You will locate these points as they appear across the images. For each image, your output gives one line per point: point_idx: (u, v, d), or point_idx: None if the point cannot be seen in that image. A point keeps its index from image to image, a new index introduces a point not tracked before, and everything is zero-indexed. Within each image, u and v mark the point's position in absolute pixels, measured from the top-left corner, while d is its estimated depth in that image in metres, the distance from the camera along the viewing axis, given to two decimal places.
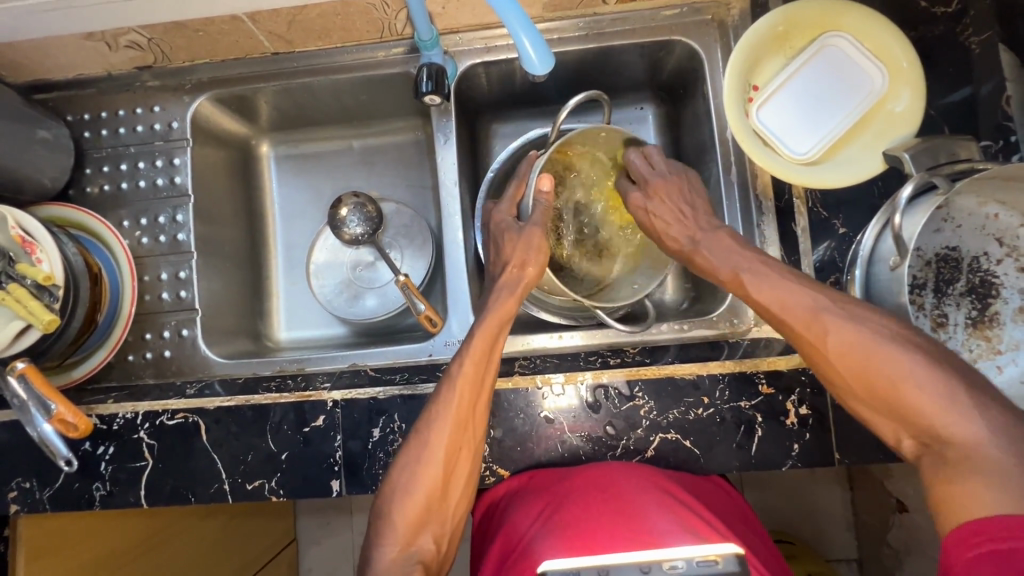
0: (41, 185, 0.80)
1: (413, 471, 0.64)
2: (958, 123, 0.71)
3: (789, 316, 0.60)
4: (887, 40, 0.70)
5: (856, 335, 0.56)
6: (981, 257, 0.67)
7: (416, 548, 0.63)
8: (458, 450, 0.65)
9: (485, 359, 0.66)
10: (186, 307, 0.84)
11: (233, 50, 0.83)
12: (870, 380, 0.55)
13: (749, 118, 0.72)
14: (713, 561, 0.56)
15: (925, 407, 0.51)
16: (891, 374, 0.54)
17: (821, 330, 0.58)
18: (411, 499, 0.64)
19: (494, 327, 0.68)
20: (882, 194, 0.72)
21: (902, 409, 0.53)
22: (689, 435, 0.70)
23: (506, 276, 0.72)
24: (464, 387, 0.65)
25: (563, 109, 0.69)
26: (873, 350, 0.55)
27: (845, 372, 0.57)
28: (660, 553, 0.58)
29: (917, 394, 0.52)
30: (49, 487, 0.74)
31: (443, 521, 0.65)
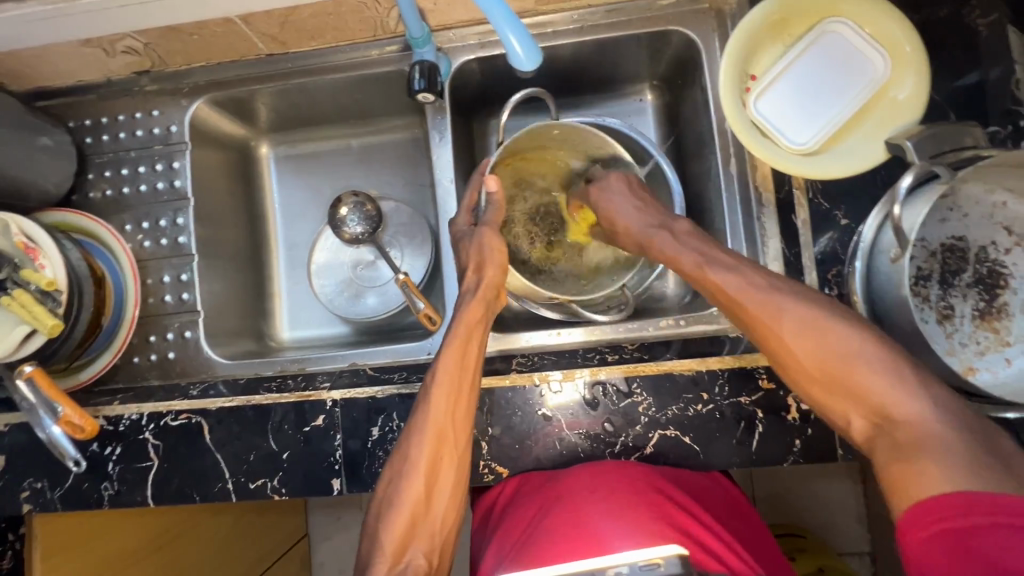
0: (45, 191, 0.81)
1: (397, 485, 0.65)
2: (967, 108, 0.69)
3: (751, 307, 0.61)
4: (890, 24, 0.67)
5: (808, 327, 0.59)
6: (989, 246, 0.65)
7: (407, 563, 0.62)
8: (439, 460, 0.65)
9: (456, 370, 0.67)
10: (188, 309, 0.85)
11: (228, 52, 0.83)
12: (823, 365, 0.57)
13: (746, 109, 0.70)
14: (656, 564, 0.55)
15: (871, 385, 0.55)
16: (844, 355, 0.57)
17: (775, 313, 0.60)
18: (398, 512, 0.64)
19: (464, 337, 0.68)
20: (885, 183, 0.70)
21: (852, 389, 0.56)
22: (689, 431, 0.69)
23: (468, 283, 0.74)
24: (439, 397, 0.65)
25: (506, 105, 0.75)
26: (823, 338, 0.58)
27: (804, 360, 0.59)
28: (606, 560, 0.57)
29: (866, 374, 0.55)
30: (60, 487, 0.76)
31: (432, 534, 0.64)
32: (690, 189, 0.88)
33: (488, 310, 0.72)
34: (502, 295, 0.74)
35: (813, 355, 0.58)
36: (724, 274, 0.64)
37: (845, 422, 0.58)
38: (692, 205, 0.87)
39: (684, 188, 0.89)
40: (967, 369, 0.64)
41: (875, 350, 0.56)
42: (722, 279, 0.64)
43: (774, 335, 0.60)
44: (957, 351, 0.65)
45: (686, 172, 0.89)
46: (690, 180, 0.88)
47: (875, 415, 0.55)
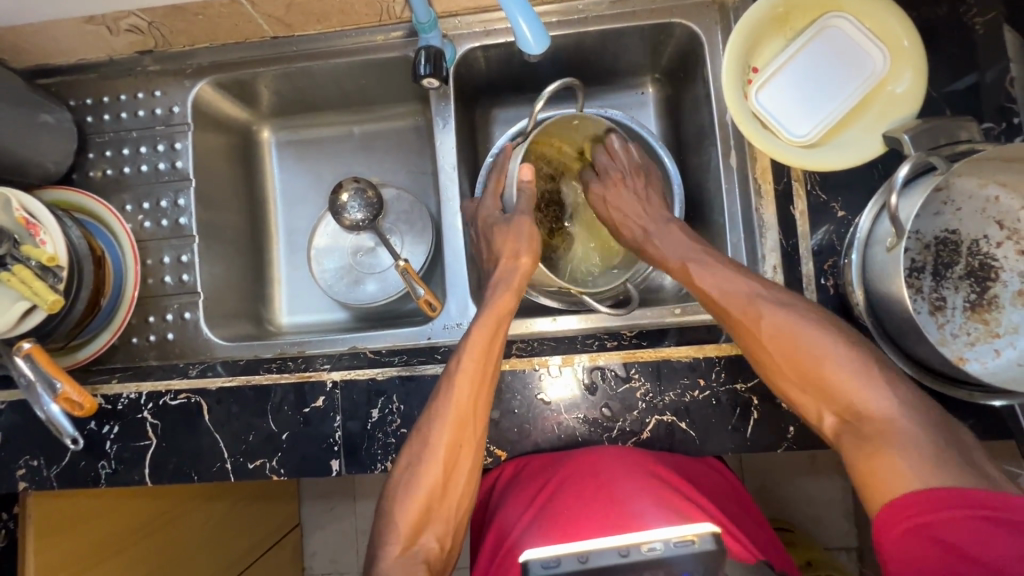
0: (45, 168, 0.81)
1: (416, 467, 0.65)
2: (962, 104, 0.70)
3: (728, 307, 0.67)
4: (889, 20, 0.69)
5: (784, 326, 0.64)
6: (981, 240, 0.67)
7: (419, 547, 0.64)
8: (459, 447, 0.66)
9: (482, 360, 0.67)
10: (188, 290, 0.84)
11: (232, 34, 0.83)
12: (794, 364, 0.63)
13: (747, 101, 0.71)
14: (690, 541, 0.56)
15: (847, 382, 0.60)
16: (817, 357, 0.62)
17: (756, 318, 0.65)
18: (414, 495, 0.65)
19: (494, 323, 0.70)
20: (882, 176, 0.71)
21: (825, 387, 0.61)
22: (685, 417, 0.70)
23: (502, 270, 0.75)
24: (464, 382, 0.66)
25: (540, 99, 0.72)
26: (801, 342, 0.63)
27: (778, 359, 0.64)
28: (639, 536, 0.59)
29: (838, 372, 0.61)
30: (56, 465, 0.75)
31: (446, 518, 0.66)
32: (689, 182, 0.89)
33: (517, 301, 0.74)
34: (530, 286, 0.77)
35: (790, 356, 0.63)
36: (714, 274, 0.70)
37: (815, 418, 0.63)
38: (691, 197, 0.89)
39: (683, 181, 0.90)
40: (958, 358, 0.65)
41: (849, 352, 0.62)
42: (710, 280, 0.70)
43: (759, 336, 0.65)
44: (948, 341, 0.66)
45: (685, 165, 0.90)
46: (689, 172, 0.89)
47: (846, 415, 0.60)
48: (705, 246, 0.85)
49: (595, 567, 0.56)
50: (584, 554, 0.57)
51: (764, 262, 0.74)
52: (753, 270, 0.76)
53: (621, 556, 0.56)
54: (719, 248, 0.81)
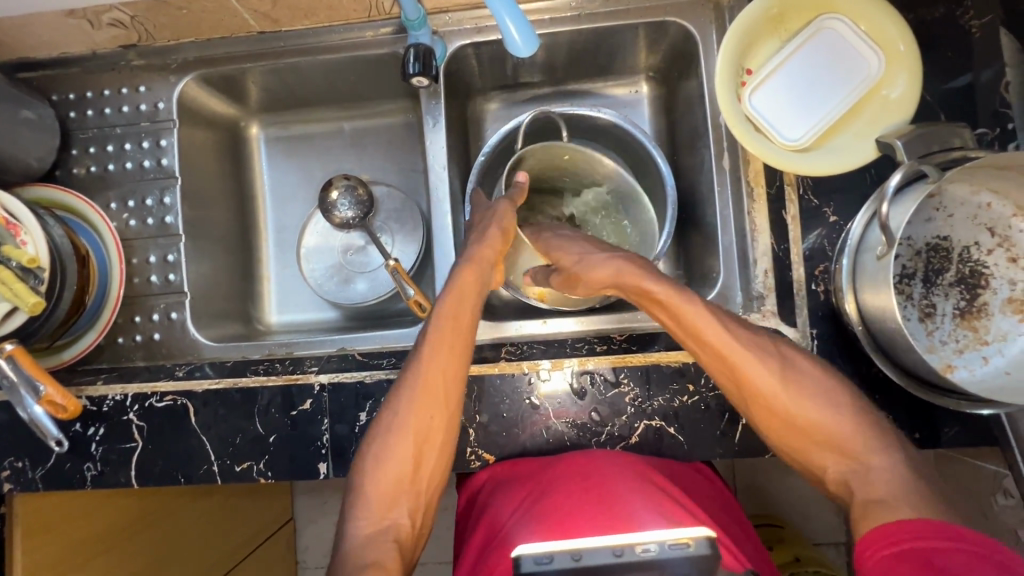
0: (27, 165, 0.79)
1: (385, 440, 0.64)
2: (957, 108, 0.69)
3: (731, 351, 0.62)
4: (885, 24, 0.68)
5: (787, 378, 0.62)
6: (973, 246, 0.67)
7: (391, 524, 0.61)
8: (429, 419, 0.64)
9: (452, 330, 0.67)
10: (174, 290, 0.83)
11: (218, 29, 0.81)
12: (799, 414, 0.62)
13: (740, 103, 0.70)
14: (686, 544, 0.56)
15: (847, 435, 0.60)
16: (818, 409, 0.61)
17: (757, 367, 0.62)
18: (384, 470, 0.63)
19: (462, 298, 0.69)
20: (874, 182, 0.71)
21: (826, 436, 0.61)
22: (674, 422, 0.70)
23: (470, 247, 0.73)
24: (435, 353, 0.66)
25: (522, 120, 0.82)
26: (802, 392, 0.62)
27: (783, 411, 0.62)
28: (634, 536, 0.58)
29: (840, 423, 0.61)
30: (42, 466, 0.75)
31: (418, 494, 0.63)
32: (682, 183, 0.88)
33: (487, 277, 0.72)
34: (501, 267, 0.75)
35: (796, 405, 0.62)
36: (717, 330, 0.62)
37: (816, 467, 0.62)
38: (684, 198, 0.88)
39: (677, 181, 0.89)
40: (946, 366, 0.65)
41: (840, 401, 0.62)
42: (706, 325, 0.62)
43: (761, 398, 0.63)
44: (937, 348, 0.66)
45: (678, 165, 0.89)
46: (683, 173, 0.88)
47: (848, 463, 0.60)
48: (697, 247, 0.85)
49: (587, 565, 0.56)
50: (579, 551, 0.57)
51: (755, 267, 0.74)
52: (744, 274, 0.75)
53: (615, 556, 0.56)
54: (711, 250, 0.81)
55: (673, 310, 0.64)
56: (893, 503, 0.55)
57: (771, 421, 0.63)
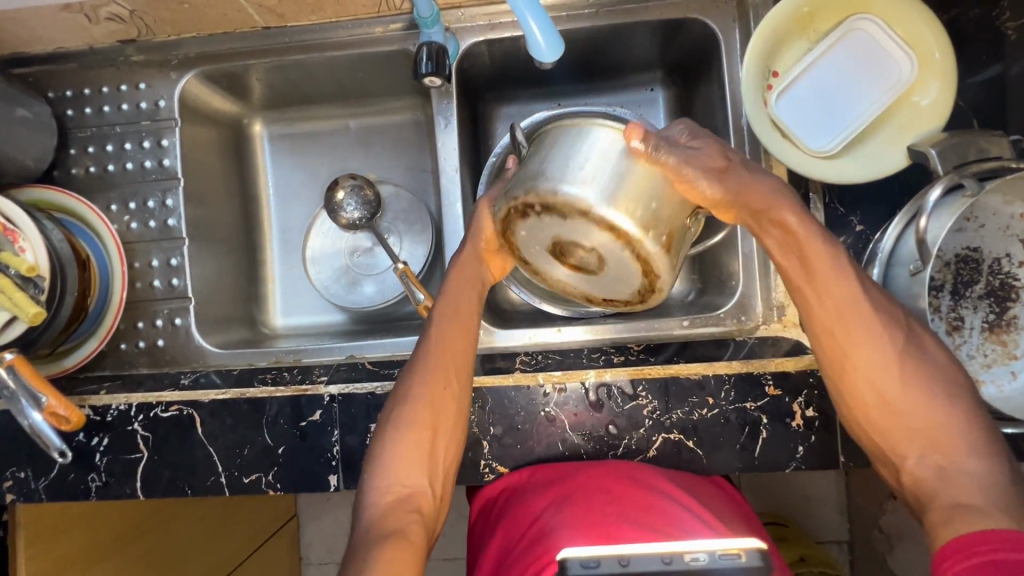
0: (23, 166, 0.76)
1: (399, 409, 0.61)
2: (988, 115, 0.67)
3: (840, 297, 0.55)
4: (918, 26, 0.65)
5: (897, 355, 0.54)
6: (1004, 258, 0.65)
7: (410, 495, 0.58)
8: (443, 391, 0.62)
9: (461, 298, 0.67)
10: (178, 295, 0.81)
11: (221, 24, 0.78)
12: (895, 397, 0.54)
13: (766, 107, 0.68)
14: (736, 554, 0.49)
15: (950, 435, 0.52)
16: (925, 397, 0.53)
17: (867, 333, 0.54)
18: (400, 440, 0.60)
19: (468, 264, 0.69)
20: (902, 191, 0.68)
21: (927, 432, 0.52)
22: (694, 435, 0.69)
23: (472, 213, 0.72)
24: (445, 317, 0.65)
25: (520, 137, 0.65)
26: (910, 376, 0.53)
27: (885, 389, 0.54)
28: (678, 546, 0.51)
29: (949, 418, 0.52)
30: (45, 477, 0.73)
31: (435, 466, 0.60)
32: None
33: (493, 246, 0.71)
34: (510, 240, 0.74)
35: (897, 384, 0.54)
36: (837, 265, 0.55)
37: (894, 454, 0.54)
38: None
39: None
40: (973, 381, 0.64)
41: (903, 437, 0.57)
42: (818, 261, 0.56)
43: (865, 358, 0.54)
44: (964, 363, 0.65)
45: None
46: None
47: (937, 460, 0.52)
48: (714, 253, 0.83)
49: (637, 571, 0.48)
50: (625, 557, 0.50)
51: None
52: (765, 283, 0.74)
53: (664, 565, 0.49)
54: (730, 256, 0.79)
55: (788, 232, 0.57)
56: (979, 505, 0.48)
57: (867, 398, 0.55)
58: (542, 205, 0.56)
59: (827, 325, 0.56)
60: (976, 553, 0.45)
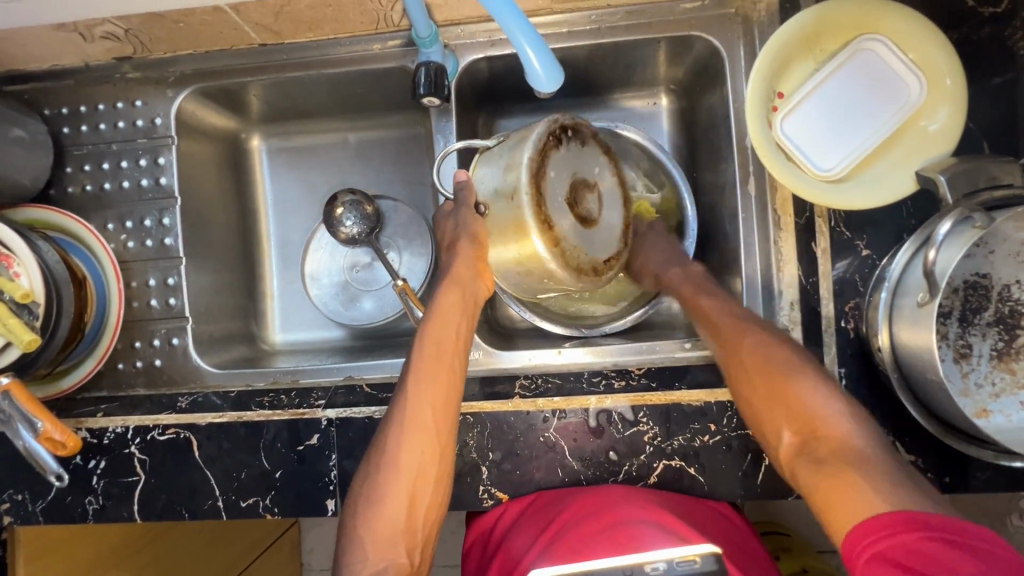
0: (19, 186, 0.75)
1: (377, 482, 0.63)
2: (999, 137, 0.66)
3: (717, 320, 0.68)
4: (929, 48, 0.63)
5: (766, 342, 0.64)
6: (1013, 284, 0.64)
7: (388, 564, 0.61)
8: (421, 461, 0.64)
9: (434, 361, 0.66)
10: (175, 315, 0.81)
11: (217, 41, 0.77)
12: (767, 373, 0.62)
13: (771, 129, 0.66)
14: (692, 560, 0.56)
15: (819, 416, 0.59)
16: (792, 386, 0.61)
17: (740, 332, 0.65)
18: (378, 510, 0.63)
19: (439, 327, 0.67)
20: (911, 215, 0.67)
21: (789, 404, 0.60)
22: (695, 462, 0.68)
23: (444, 261, 0.70)
24: (418, 386, 0.65)
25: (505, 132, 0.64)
26: (771, 350, 0.63)
27: (753, 371, 0.63)
28: (642, 555, 0.57)
29: (815, 397, 0.60)
30: (42, 499, 0.73)
31: (412, 531, 0.63)
32: (703, 201, 0.85)
33: (473, 292, 0.70)
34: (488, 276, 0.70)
35: (761, 362, 0.63)
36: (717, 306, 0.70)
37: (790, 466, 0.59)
38: (703, 217, 0.85)
39: (697, 200, 0.86)
40: (981, 411, 0.62)
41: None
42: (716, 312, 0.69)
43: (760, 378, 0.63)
44: (972, 392, 0.63)
45: (698, 183, 0.86)
46: (704, 192, 0.85)
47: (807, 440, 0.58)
48: (717, 272, 0.82)
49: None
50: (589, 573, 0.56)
51: (780, 298, 0.71)
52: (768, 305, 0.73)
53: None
54: (733, 276, 0.78)
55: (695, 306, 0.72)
56: None
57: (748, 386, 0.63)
58: (573, 130, 0.63)
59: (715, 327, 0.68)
60: (868, 546, 0.48)
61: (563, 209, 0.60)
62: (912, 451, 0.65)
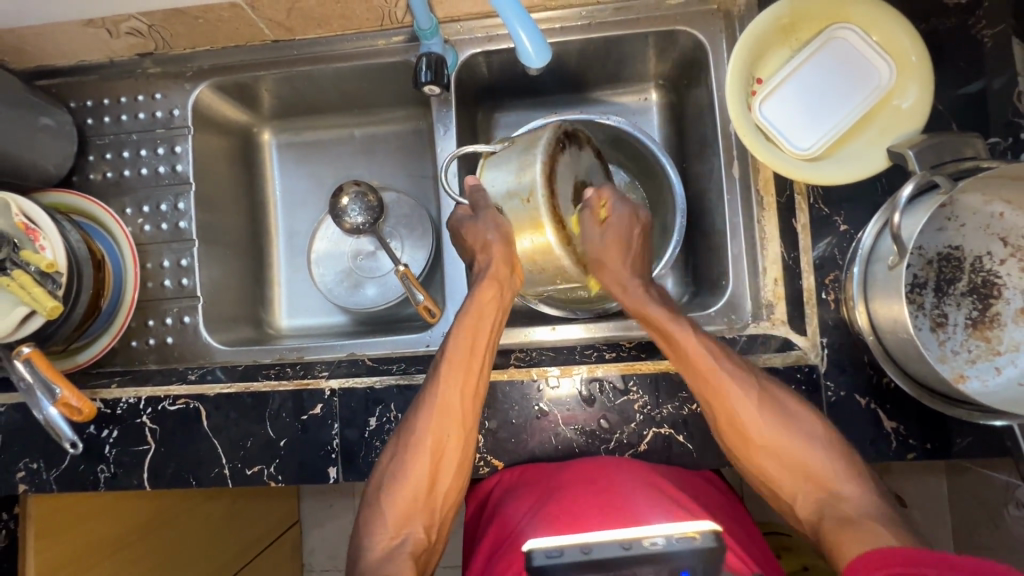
0: (45, 171, 0.80)
1: (403, 460, 0.68)
2: (968, 119, 0.69)
3: (712, 381, 0.66)
4: (896, 33, 0.68)
5: (771, 417, 0.66)
6: (984, 256, 0.66)
7: (406, 535, 0.67)
8: (445, 443, 0.68)
9: (466, 355, 0.69)
10: (188, 294, 0.85)
11: (233, 37, 0.83)
12: (769, 437, 0.66)
13: (751, 112, 0.70)
14: (692, 537, 0.47)
15: (828, 472, 0.64)
16: (808, 455, 0.65)
17: (738, 405, 0.66)
18: (401, 486, 0.67)
19: (476, 318, 0.70)
20: (885, 192, 0.70)
21: (800, 465, 0.65)
22: (683, 429, 0.70)
23: (479, 262, 0.71)
24: (450, 376, 0.68)
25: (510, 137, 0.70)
26: (778, 424, 0.65)
27: (759, 440, 0.66)
28: (640, 530, 0.49)
29: (820, 460, 0.64)
30: (56, 468, 0.76)
31: (431, 511, 0.68)
32: (691, 190, 0.89)
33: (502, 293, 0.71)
34: (518, 273, 0.71)
35: (767, 436, 0.66)
36: (708, 359, 0.66)
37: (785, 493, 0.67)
38: (692, 204, 0.89)
39: (686, 189, 0.90)
40: (958, 376, 0.65)
41: (822, 436, 0.65)
42: (704, 365, 0.66)
43: (726, 398, 0.66)
44: (948, 358, 0.66)
45: (687, 173, 0.90)
46: (692, 181, 0.89)
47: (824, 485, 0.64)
48: (706, 256, 0.85)
49: (600, 558, 0.46)
50: (587, 545, 0.48)
51: (765, 275, 0.75)
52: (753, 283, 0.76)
53: (624, 550, 0.47)
54: (720, 257, 0.81)
55: (668, 337, 0.69)
56: None
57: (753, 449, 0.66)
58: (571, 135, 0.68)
59: (705, 390, 0.67)
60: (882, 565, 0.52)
61: (569, 207, 0.67)
62: (892, 418, 0.68)
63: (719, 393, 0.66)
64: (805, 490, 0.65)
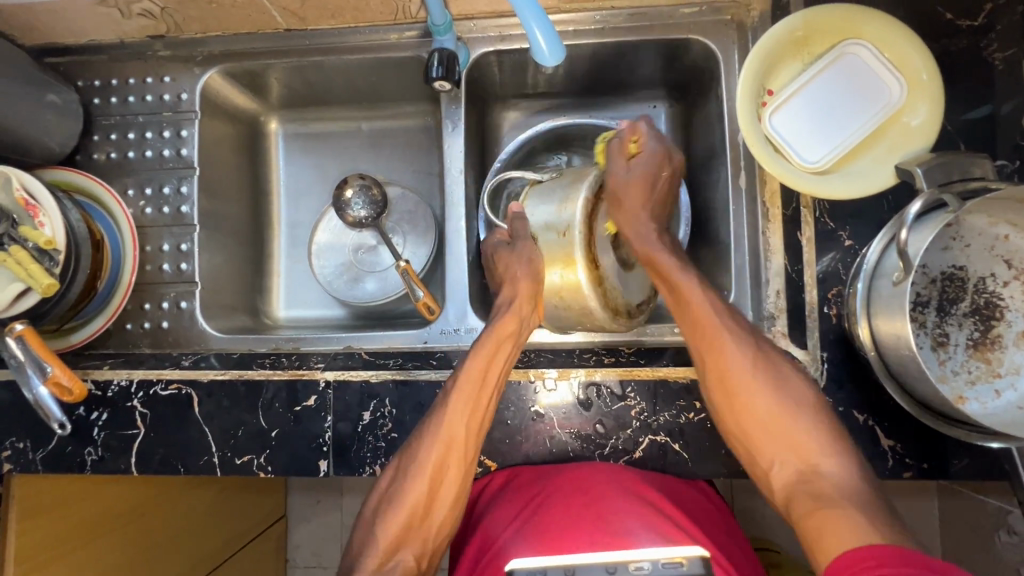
0: (49, 149, 0.80)
1: (401, 489, 0.66)
2: (976, 140, 0.69)
3: (704, 323, 0.67)
4: (908, 51, 0.68)
5: (764, 379, 0.65)
6: (988, 278, 0.66)
7: (396, 562, 0.65)
8: (444, 471, 0.66)
9: (475, 386, 0.67)
10: (186, 279, 0.84)
11: (245, 24, 0.82)
12: (764, 405, 0.65)
13: (761, 123, 0.70)
14: (678, 562, 0.52)
15: (810, 441, 0.63)
16: (792, 434, 0.64)
17: (725, 353, 0.66)
18: (397, 512, 0.66)
19: (491, 354, 0.68)
20: (891, 209, 0.70)
21: (788, 441, 0.64)
22: (679, 438, 0.70)
23: (502, 298, 0.72)
24: (457, 408, 0.66)
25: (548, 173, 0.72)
26: (769, 385, 0.65)
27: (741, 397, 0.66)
28: (626, 554, 0.55)
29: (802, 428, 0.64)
30: (42, 448, 0.75)
31: (424, 539, 0.66)
32: (697, 199, 0.88)
33: (519, 327, 0.70)
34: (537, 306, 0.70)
35: (761, 399, 0.65)
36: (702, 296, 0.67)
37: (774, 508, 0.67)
38: (697, 213, 0.88)
39: (692, 198, 0.90)
40: (958, 397, 0.64)
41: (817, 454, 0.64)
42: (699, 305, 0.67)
43: (744, 404, 0.65)
44: (949, 379, 0.65)
45: (693, 181, 0.90)
46: (698, 190, 0.88)
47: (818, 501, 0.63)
48: (708, 265, 0.85)
49: None
50: (571, 567, 0.54)
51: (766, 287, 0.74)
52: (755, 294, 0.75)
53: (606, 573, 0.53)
54: (723, 267, 0.81)
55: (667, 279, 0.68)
56: None
57: (737, 410, 0.66)
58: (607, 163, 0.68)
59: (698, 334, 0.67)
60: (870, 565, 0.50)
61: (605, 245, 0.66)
62: (890, 436, 0.67)
63: (712, 342, 0.67)
64: (785, 460, 0.64)
